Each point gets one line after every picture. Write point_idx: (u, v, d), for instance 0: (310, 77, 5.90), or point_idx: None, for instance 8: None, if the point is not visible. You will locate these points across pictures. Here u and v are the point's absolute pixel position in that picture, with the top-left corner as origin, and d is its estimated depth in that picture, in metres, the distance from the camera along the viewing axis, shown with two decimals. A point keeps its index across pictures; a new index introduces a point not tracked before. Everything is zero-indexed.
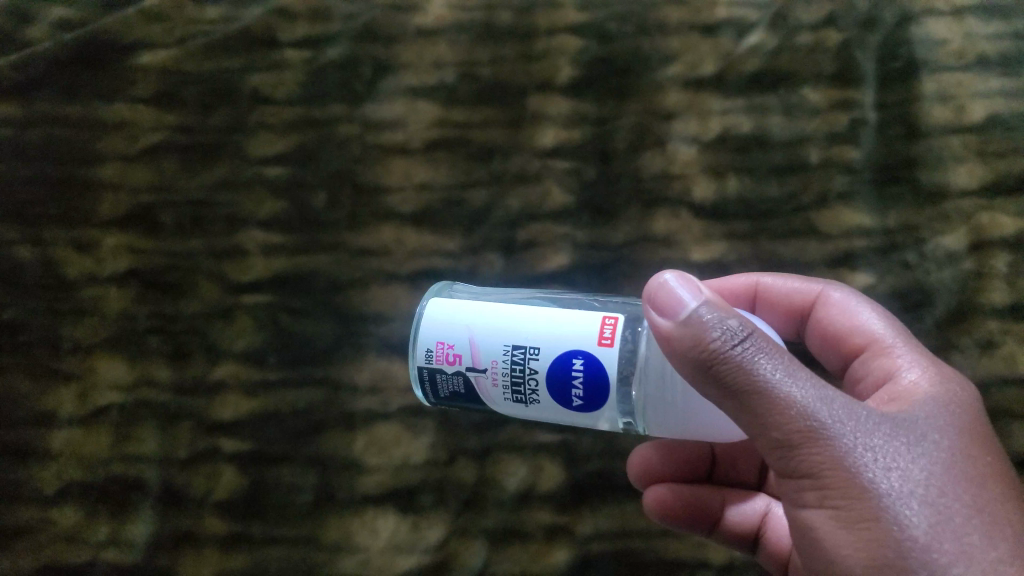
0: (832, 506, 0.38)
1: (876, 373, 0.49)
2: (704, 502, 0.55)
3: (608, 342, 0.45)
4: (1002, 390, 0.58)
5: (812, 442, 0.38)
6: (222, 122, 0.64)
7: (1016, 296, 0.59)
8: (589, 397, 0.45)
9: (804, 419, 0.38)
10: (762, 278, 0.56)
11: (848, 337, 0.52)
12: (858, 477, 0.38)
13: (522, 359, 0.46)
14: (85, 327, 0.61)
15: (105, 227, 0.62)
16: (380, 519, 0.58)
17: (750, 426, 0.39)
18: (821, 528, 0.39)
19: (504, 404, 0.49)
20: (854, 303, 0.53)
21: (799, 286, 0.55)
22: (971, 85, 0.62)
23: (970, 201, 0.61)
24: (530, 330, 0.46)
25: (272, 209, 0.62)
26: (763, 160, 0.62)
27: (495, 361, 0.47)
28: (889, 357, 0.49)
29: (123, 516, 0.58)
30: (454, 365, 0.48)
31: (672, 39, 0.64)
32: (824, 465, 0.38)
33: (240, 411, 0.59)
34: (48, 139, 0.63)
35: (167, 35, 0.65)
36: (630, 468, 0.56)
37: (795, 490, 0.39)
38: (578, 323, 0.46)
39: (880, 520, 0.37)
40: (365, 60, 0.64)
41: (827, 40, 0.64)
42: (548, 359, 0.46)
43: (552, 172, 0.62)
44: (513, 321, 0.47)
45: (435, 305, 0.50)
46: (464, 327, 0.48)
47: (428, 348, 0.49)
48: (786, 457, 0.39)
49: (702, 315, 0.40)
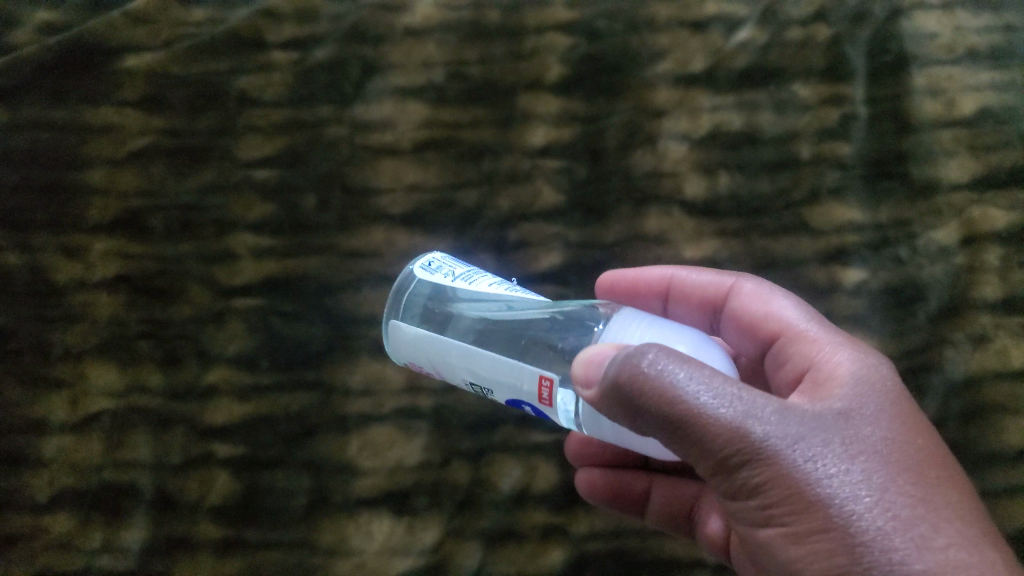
0: (780, 522, 0.38)
1: (794, 361, 0.48)
2: (630, 486, 0.58)
3: (548, 402, 0.44)
4: (996, 384, 0.58)
5: (750, 462, 0.38)
6: (209, 125, 0.63)
7: (1008, 290, 0.59)
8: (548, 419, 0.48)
9: (733, 441, 0.38)
10: (675, 273, 0.56)
11: (762, 325, 0.51)
12: (799, 491, 0.37)
13: (481, 392, 0.49)
14: (76, 332, 0.60)
15: (94, 232, 0.62)
16: (374, 523, 0.58)
17: (688, 454, 0.39)
18: (777, 545, 0.39)
19: None
20: (767, 293, 0.51)
21: (712, 279, 0.54)
22: (961, 79, 0.63)
23: (961, 194, 0.61)
24: (479, 375, 0.47)
25: (262, 212, 0.62)
26: (754, 157, 0.62)
27: (461, 385, 0.50)
28: (804, 345, 0.48)
29: (117, 523, 0.58)
30: (432, 375, 0.52)
31: (662, 36, 0.64)
32: (765, 483, 0.38)
33: (232, 416, 0.59)
34: (35, 143, 0.63)
35: (153, 38, 0.65)
36: (567, 446, 0.59)
37: (747, 510, 0.40)
38: (517, 380, 0.45)
39: (830, 528, 0.37)
40: (355, 61, 0.64)
41: (816, 36, 0.64)
42: (502, 397, 0.48)
43: (542, 171, 0.62)
44: (462, 365, 0.48)
45: (398, 326, 0.52)
46: (428, 360, 0.51)
47: (404, 363, 0.53)
48: (729, 478, 0.39)
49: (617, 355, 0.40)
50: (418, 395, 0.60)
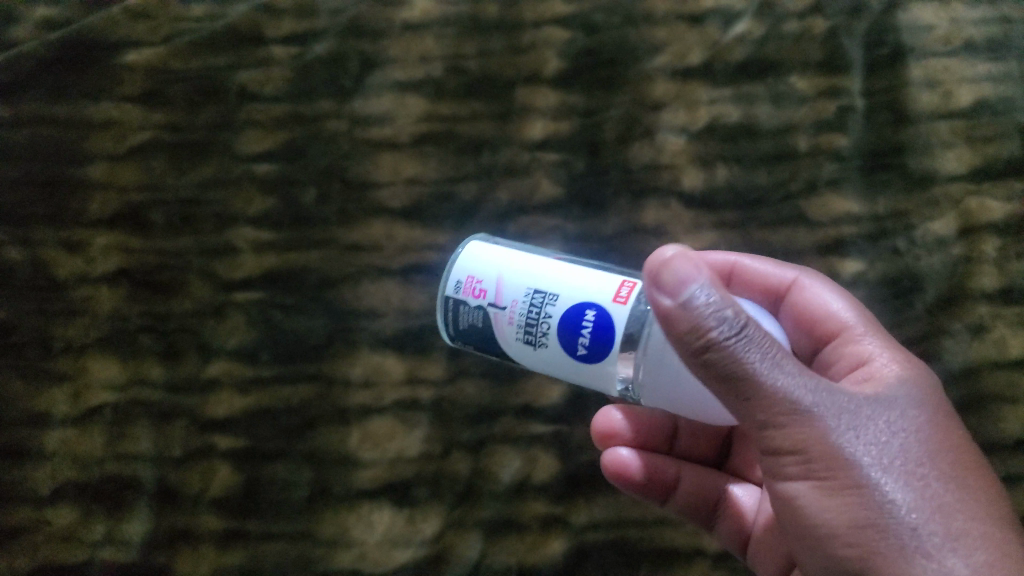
0: (817, 478, 0.39)
1: (847, 358, 0.50)
2: (661, 471, 0.57)
3: (622, 300, 0.47)
4: (993, 374, 0.58)
5: (803, 422, 0.38)
6: (209, 120, 0.64)
7: (1006, 280, 0.60)
8: (594, 348, 0.47)
9: (788, 402, 0.38)
10: (741, 259, 0.56)
11: (818, 324, 0.53)
12: (838, 453, 0.38)
13: (540, 303, 0.49)
14: (77, 327, 0.61)
15: (95, 226, 0.62)
16: (375, 514, 0.58)
17: (738, 408, 0.39)
18: (806, 499, 0.39)
19: (514, 347, 0.51)
20: (823, 291, 0.54)
21: (774, 269, 0.55)
22: (959, 70, 0.63)
23: (959, 186, 0.61)
24: (556, 277, 0.49)
25: (262, 206, 0.62)
26: (752, 149, 0.62)
27: (515, 301, 0.50)
28: (859, 344, 0.50)
29: (119, 515, 0.58)
30: (478, 299, 0.51)
31: (659, 29, 0.64)
32: (807, 443, 0.38)
33: (233, 409, 0.59)
34: (36, 139, 0.63)
35: (153, 34, 0.65)
36: (592, 428, 0.58)
37: (777, 466, 0.40)
38: (600, 280, 0.48)
39: (865, 490, 0.38)
40: (354, 55, 0.64)
41: (814, 28, 0.64)
42: (563, 307, 0.48)
43: (541, 164, 0.63)
44: (541, 269, 0.50)
45: (474, 245, 0.53)
46: (496, 269, 0.51)
47: (458, 280, 0.52)
48: (769, 434, 0.39)
49: (698, 300, 0.39)
50: (418, 387, 0.60)
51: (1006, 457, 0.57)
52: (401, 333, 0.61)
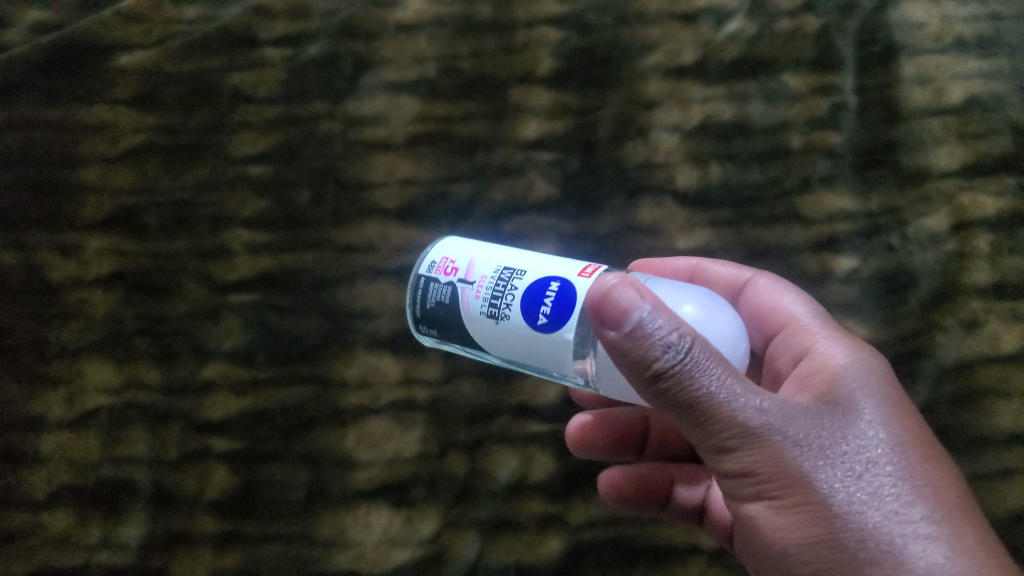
0: (769, 496, 0.40)
1: (794, 348, 0.50)
2: (652, 478, 0.56)
3: (587, 275, 0.45)
4: (987, 369, 0.59)
5: (751, 443, 0.39)
6: (203, 122, 0.64)
7: (998, 276, 0.60)
8: (554, 315, 0.44)
9: (735, 425, 0.39)
10: (703, 261, 0.58)
11: (770, 317, 0.53)
12: (788, 469, 0.39)
13: (507, 277, 0.47)
14: (72, 330, 0.61)
15: (89, 229, 0.62)
16: (372, 514, 0.58)
17: (691, 433, 0.40)
18: (764, 516, 0.41)
19: (477, 325, 0.48)
20: (779, 289, 0.54)
21: (733, 270, 0.56)
22: (950, 67, 0.63)
23: (951, 182, 0.61)
24: (526, 259, 0.48)
25: (256, 208, 0.62)
26: (745, 147, 0.63)
27: (484, 275, 0.48)
28: (806, 334, 0.50)
29: (115, 518, 0.58)
30: (449, 277, 0.50)
31: (652, 29, 0.64)
32: (757, 462, 0.39)
33: (229, 411, 0.59)
34: (28, 142, 0.63)
35: (145, 36, 0.65)
36: (568, 436, 0.57)
37: (735, 485, 0.41)
38: (568, 262, 0.47)
39: (816, 503, 0.39)
40: (347, 56, 0.64)
41: (806, 27, 0.64)
42: (529, 280, 0.47)
43: (535, 164, 0.63)
44: (513, 253, 0.49)
45: (451, 239, 0.53)
46: (471, 252, 0.50)
47: (433, 261, 0.52)
48: (724, 456, 0.40)
49: (646, 328, 0.38)
50: (413, 387, 0.60)
51: (1000, 451, 0.57)
52: (397, 334, 0.61)
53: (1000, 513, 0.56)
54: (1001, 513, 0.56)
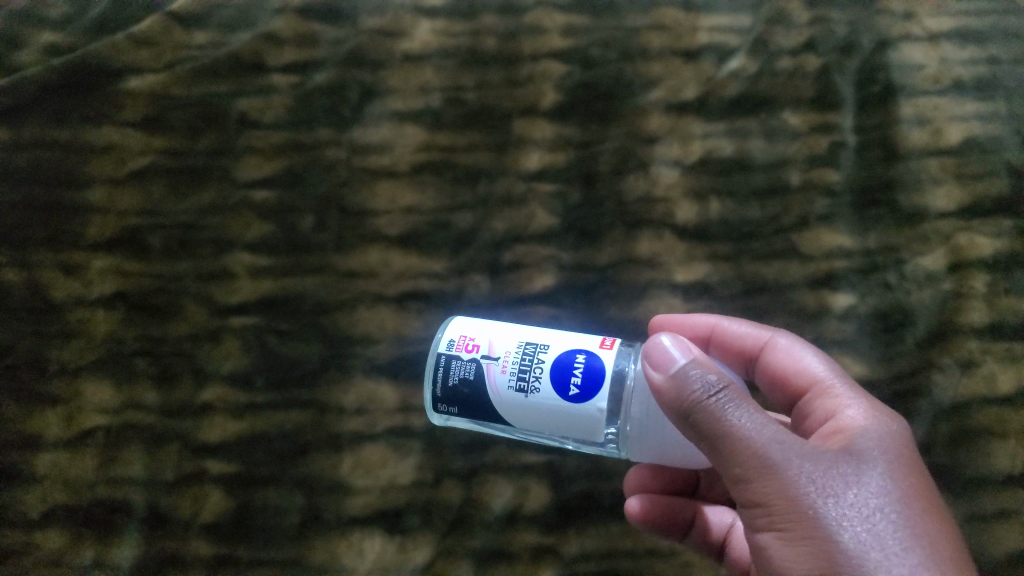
0: (779, 528, 0.40)
1: (818, 413, 0.49)
2: (679, 510, 0.56)
3: (608, 345, 0.49)
4: (982, 410, 0.59)
5: (767, 474, 0.40)
6: (210, 146, 0.65)
7: (995, 316, 0.60)
8: (586, 386, 0.47)
9: (755, 456, 0.41)
10: (720, 321, 0.56)
11: (792, 381, 0.52)
12: (799, 505, 0.40)
13: (532, 353, 0.49)
14: (73, 349, 0.61)
15: (93, 250, 0.63)
16: (366, 541, 0.58)
17: (717, 465, 0.42)
18: (774, 549, 0.41)
19: (503, 400, 0.49)
20: (799, 349, 0.53)
21: (750, 330, 0.55)
22: (948, 108, 0.64)
23: (949, 222, 0.62)
24: (544, 336, 0.51)
25: (260, 232, 0.63)
26: (745, 183, 0.63)
27: (508, 351, 0.50)
28: (830, 398, 0.49)
29: (108, 540, 0.58)
30: (471, 353, 0.50)
31: (655, 64, 0.66)
32: (771, 494, 0.40)
33: (227, 434, 0.59)
34: (36, 162, 0.64)
35: (155, 60, 0.66)
36: (626, 485, 0.57)
37: (750, 517, 0.42)
38: (583, 337, 0.50)
39: (821, 539, 0.39)
40: (353, 84, 0.65)
41: (806, 66, 0.65)
42: (554, 353, 0.49)
43: (537, 195, 0.63)
44: (529, 332, 0.51)
45: (461, 319, 0.53)
46: (486, 332, 0.51)
47: (451, 339, 0.52)
48: (742, 488, 0.41)
49: (687, 369, 0.43)
50: (410, 415, 0.60)
51: (996, 492, 0.57)
52: (395, 360, 0.61)
53: (996, 555, 0.56)
54: (997, 556, 0.56)
